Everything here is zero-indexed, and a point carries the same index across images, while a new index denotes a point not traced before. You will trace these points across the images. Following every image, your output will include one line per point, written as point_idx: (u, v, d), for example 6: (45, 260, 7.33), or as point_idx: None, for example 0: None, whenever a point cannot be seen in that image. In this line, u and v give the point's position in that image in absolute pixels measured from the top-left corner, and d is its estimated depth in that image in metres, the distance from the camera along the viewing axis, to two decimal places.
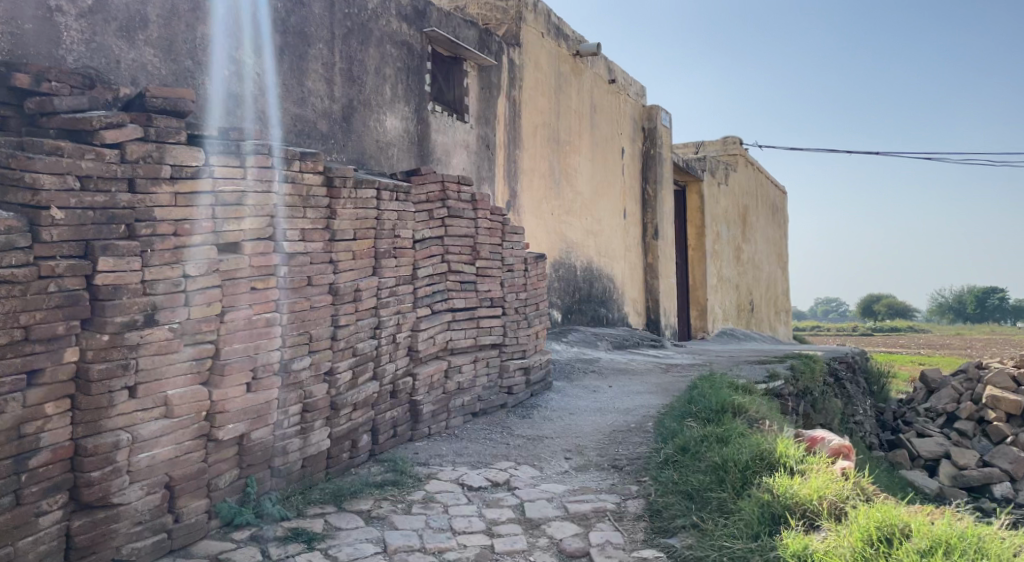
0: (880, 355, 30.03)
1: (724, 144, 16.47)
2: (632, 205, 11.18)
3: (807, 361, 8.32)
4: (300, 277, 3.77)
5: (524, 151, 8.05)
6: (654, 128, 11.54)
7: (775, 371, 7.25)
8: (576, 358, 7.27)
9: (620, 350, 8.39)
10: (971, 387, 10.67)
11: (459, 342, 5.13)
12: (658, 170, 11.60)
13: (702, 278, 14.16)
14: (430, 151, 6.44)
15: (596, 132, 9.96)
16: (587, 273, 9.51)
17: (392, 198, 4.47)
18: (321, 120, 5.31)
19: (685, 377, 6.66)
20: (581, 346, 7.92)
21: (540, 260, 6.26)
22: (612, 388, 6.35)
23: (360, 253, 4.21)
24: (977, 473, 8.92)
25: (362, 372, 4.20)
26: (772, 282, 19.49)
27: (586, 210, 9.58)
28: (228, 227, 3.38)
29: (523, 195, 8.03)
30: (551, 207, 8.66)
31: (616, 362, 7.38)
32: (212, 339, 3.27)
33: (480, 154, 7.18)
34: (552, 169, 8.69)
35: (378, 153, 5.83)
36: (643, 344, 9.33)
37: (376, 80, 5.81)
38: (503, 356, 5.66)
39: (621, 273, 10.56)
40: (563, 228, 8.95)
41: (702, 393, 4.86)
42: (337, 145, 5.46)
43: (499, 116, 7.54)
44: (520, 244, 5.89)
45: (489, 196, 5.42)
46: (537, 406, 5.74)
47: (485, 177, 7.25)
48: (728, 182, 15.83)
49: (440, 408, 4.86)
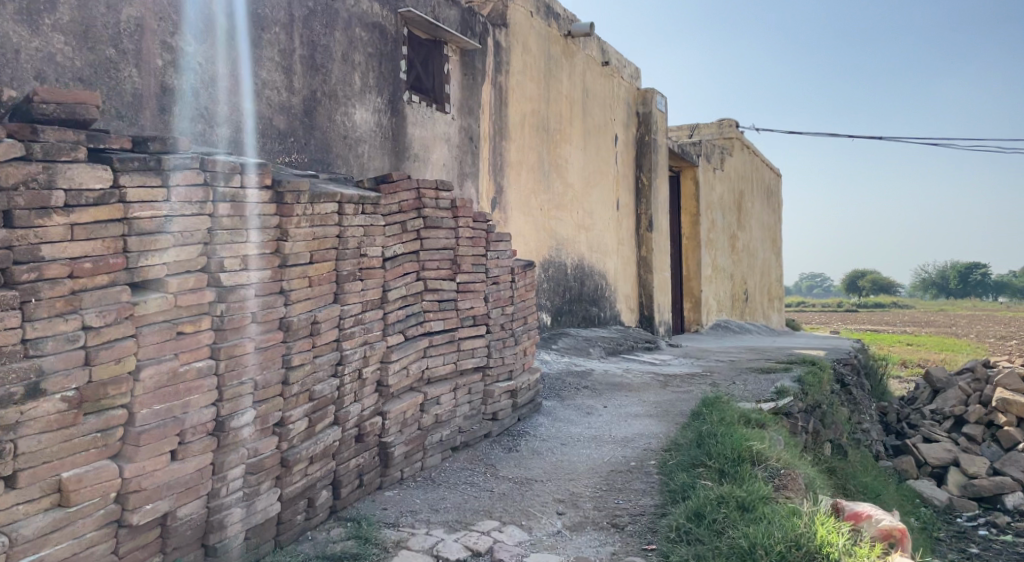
0: (866, 337, 29.88)
1: (719, 127, 15.77)
2: (626, 196, 10.56)
3: (814, 369, 7.78)
4: (241, 314, 3.15)
5: (511, 142, 7.40)
6: (649, 113, 10.86)
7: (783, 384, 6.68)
8: (568, 371, 6.67)
9: (614, 358, 7.81)
10: (980, 388, 10.19)
11: (437, 369, 4.53)
12: (654, 157, 10.94)
13: (696, 269, 13.58)
14: (407, 147, 5.79)
15: (588, 119, 9.30)
16: (578, 271, 8.90)
17: (357, 212, 3.84)
18: (278, 116, 4.66)
19: (687, 394, 6.09)
20: (572, 355, 7.33)
21: (528, 268, 5.65)
22: (607, 409, 5.77)
23: (317, 279, 3.59)
24: (987, 482, 8.46)
25: (320, 418, 3.59)
26: (767, 269, 19.04)
27: (577, 204, 8.94)
28: (145, 262, 2.75)
29: (509, 191, 7.39)
30: (539, 202, 8.02)
31: (611, 374, 6.80)
32: (123, 402, 2.64)
33: (463, 147, 6.53)
34: (541, 161, 8.04)
35: (344, 152, 5.17)
36: (638, 347, 8.75)
37: (344, 68, 5.14)
38: (486, 380, 5.08)
39: (613, 269, 9.95)
40: (553, 224, 8.32)
41: (711, 430, 4.28)
42: (297, 144, 4.80)
43: (485, 105, 6.88)
44: (506, 252, 5.27)
45: (471, 202, 4.79)
46: (524, 435, 5.14)
47: (469, 173, 6.61)
48: (724, 167, 15.21)
49: (415, 447, 4.27)
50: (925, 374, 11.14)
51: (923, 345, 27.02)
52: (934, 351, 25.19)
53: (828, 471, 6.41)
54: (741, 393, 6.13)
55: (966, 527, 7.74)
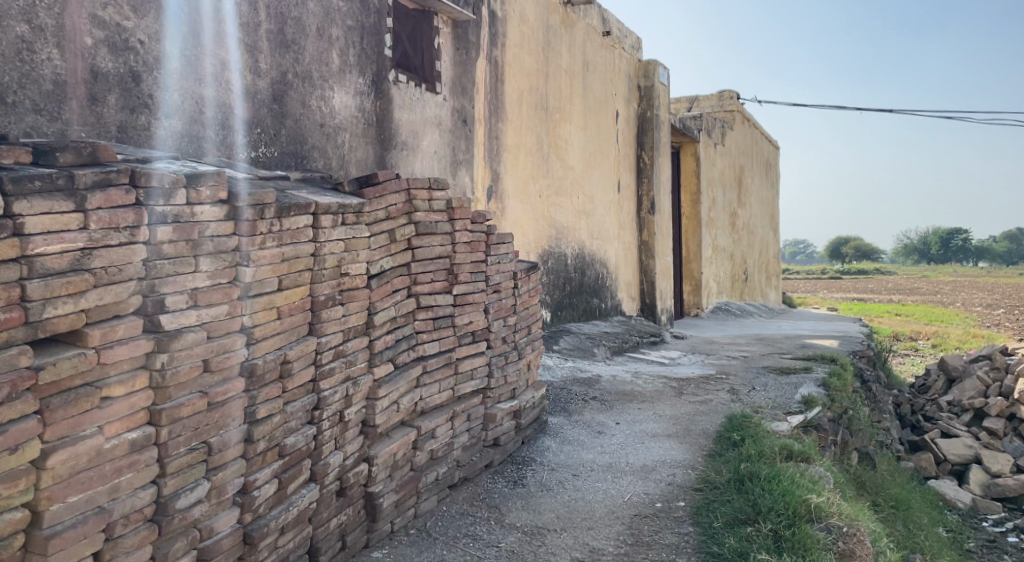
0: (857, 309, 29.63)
1: (719, 99, 15.13)
2: (627, 176, 9.89)
3: (835, 368, 7.24)
4: (190, 364, 2.50)
5: (507, 124, 6.71)
6: (651, 87, 10.16)
7: (808, 390, 6.12)
8: (573, 378, 6.07)
9: (620, 358, 7.22)
10: (1000, 378, 9.71)
11: (431, 399, 3.90)
12: (656, 134, 10.26)
13: (697, 250, 12.98)
14: (393, 133, 5.10)
15: (589, 95, 8.60)
16: (578, 261, 8.28)
17: (335, 224, 3.19)
18: (241, 103, 3.97)
19: (707, 408, 5.51)
20: (576, 357, 6.72)
21: (532, 272, 5.02)
22: (620, 427, 5.17)
23: (287, 310, 2.95)
24: (1013, 482, 8.01)
25: (293, 477, 2.96)
26: (765, 246, 18.48)
27: (578, 189, 8.29)
28: (53, 311, 2.10)
29: (506, 177, 6.71)
30: (539, 189, 7.36)
31: (620, 381, 6.20)
32: (24, 501, 2.01)
33: (456, 131, 5.84)
34: (540, 143, 7.37)
35: (321, 144, 4.49)
36: (643, 343, 8.16)
37: (319, 44, 4.44)
38: (487, 403, 4.46)
39: (614, 257, 9.34)
40: (552, 211, 7.66)
41: (753, 475, 3.70)
42: (264, 135, 4.12)
43: (480, 82, 6.18)
44: (508, 256, 4.64)
45: (469, 201, 4.14)
46: (530, 464, 4.53)
47: (463, 160, 5.93)
48: (724, 142, 14.55)
49: (407, 493, 3.66)
50: (939, 362, 10.66)
51: (915, 316, 26.73)
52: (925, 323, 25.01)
53: (858, 486, 5.89)
54: (766, 406, 5.56)
55: (993, 533, 7.29)
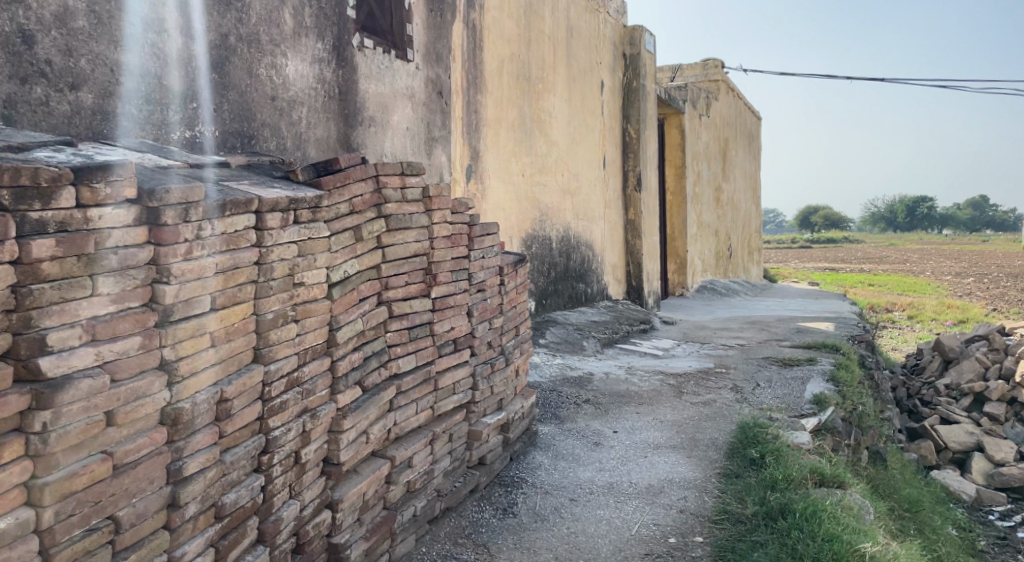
0: (831, 278, 29.63)
1: (703, 68, 14.53)
2: (612, 151, 9.28)
3: (838, 357, 6.78)
4: (85, 420, 1.90)
5: (487, 95, 6.07)
6: (637, 56, 9.52)
7: (818, 387, 5.64)
8: (563, 378, 5.52)
9: (611, 351, 6.68)
10: (1000, 360, 9.35)
11: (407, 422, 3.32)
12: (643, 106, 9.65)
13: (681, 227, 12.48)
14: (359, 108, 4.46)
15: (573, 64, 7.96)
16: (563, 245, 7.70)
17: (284, 224, 2.57)
18: (171, 72, 3.33)
19: (713, 413, 4.98)
20: (565, 352, 6.16)
21: (519, 265, 4.45)
22: (619, 437, 4.62)
23: (224, 334, 2.34)
24: (1017, 471, 7.66)
25: (237, 541, 2.38)
26: (748, 220, 18.03)
27: (562, 167, 7.69)
28: None
29: (486, 155, 6.09)
30: (521, 167, 6.74)
31: (614, 380, 5.66)
32: None
33: (431, 105, 5.20)
34: (522, 117, 6.74)
35: (273, 121, 3.84)
36: (634, 331, 7.63)
37: (268, 3, 3.77)
38: (470, 419, 3.90)
39: (600, 238, 8.77)
40: (536, 191, 7.06)
41: (789, 509, 3.22)
42: (202, 112, 3.48)
43: (457, 49, 5.52)
44: (491, 249, 4.07)
45: (446, 188, 3.54)
46: (521, 486, 3.97)
47: (439, 137, 5.29)
48: (709, 113, 13.98)
49: (380, 538, 3.09)
50: (935, 343, 10.28)
51: (889, 285, 26.66)
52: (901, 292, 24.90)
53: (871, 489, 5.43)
54: (776, 409, 5.07)
55: (1001, 528, 6.92)
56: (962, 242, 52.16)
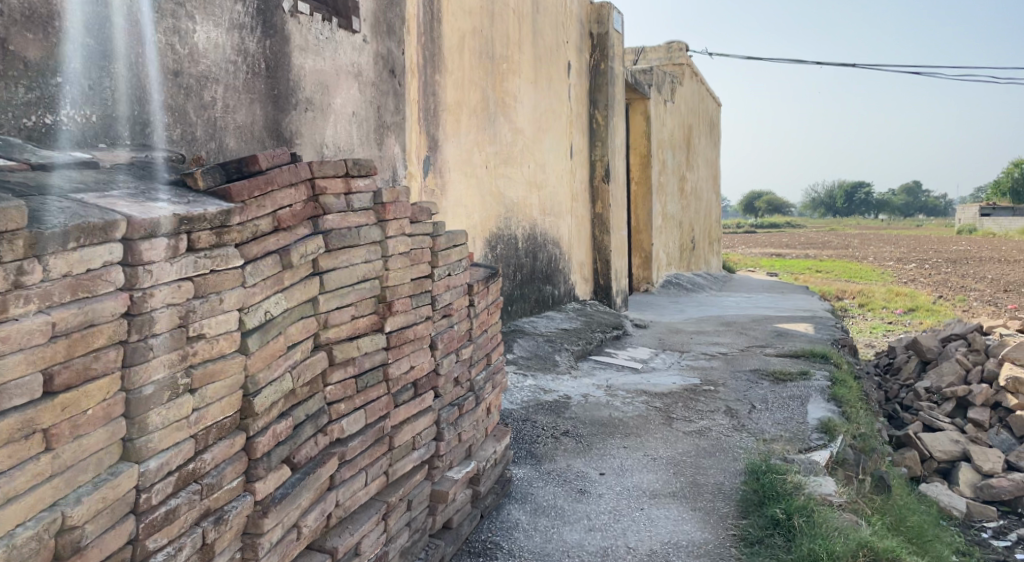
0: (781, 264, 29.63)
1: (667, 50, 13.89)
2: (579, 139, 8.55)
3: (832, 368, 6.21)
4: None
5: (446, 75, 5.27)
6: (605, 34, 8.78)
7: (822, 410, 5.04)
8: (537, 405, 4.79)
9: (586, 364, 5.98)
10: (982, 362, 8.98)
11: (354, 498, 2.54)
12: (610, 90, 8.92)
13: (647, 219, 11.88)
14: (293, 87, 3.62)
15: (539, 42, 7.18)
16: (529, 244, 6.97)
17: (172, 254, 1.79)
18: (21, 34, 2.51)
19: (712, 449, 4.32)
20: (536, 369, 5.43)
21: (489, 282, 3.71)
22: (607, 481, 3.92)
23: (71, 428, 1.56)
24: (1008, 484, 7.23)
25: None
26: (708, 210, 17.59)
27: (528, 157, 6.93)
28: None
29: (447, 144, 5.30)
30: (485, 158, 5.97)
31: (594, 404, 4.95)
32: None
33: (382, 85, 4.37)
34: (486, 101, 5.96)
35: (175, 104, 3.03)
36: (607, 339, 6.95)
37: None
38: (433, 476, 3.14)
39: (567, 235, 8.06)
40: (500, 184, 6.29)
41: None
42: (68, 89, 2.68)
43: (411, 19, 4.70)
44: (456, 266, 3.35)
45: (397, 195, 2.80)
46: (495, 556, 3.22)
47: (392, 124, 4.47)
48: (674, 99, 13.35)
49: None
50: (911, 343, 9.86)
51: (837, 272, 26.72)
52: (851, 279, 24.92)
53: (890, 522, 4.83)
54: (781, 441, 4.43)
55: (998, 548, 6.45)
56: (905, 227, 53.11)
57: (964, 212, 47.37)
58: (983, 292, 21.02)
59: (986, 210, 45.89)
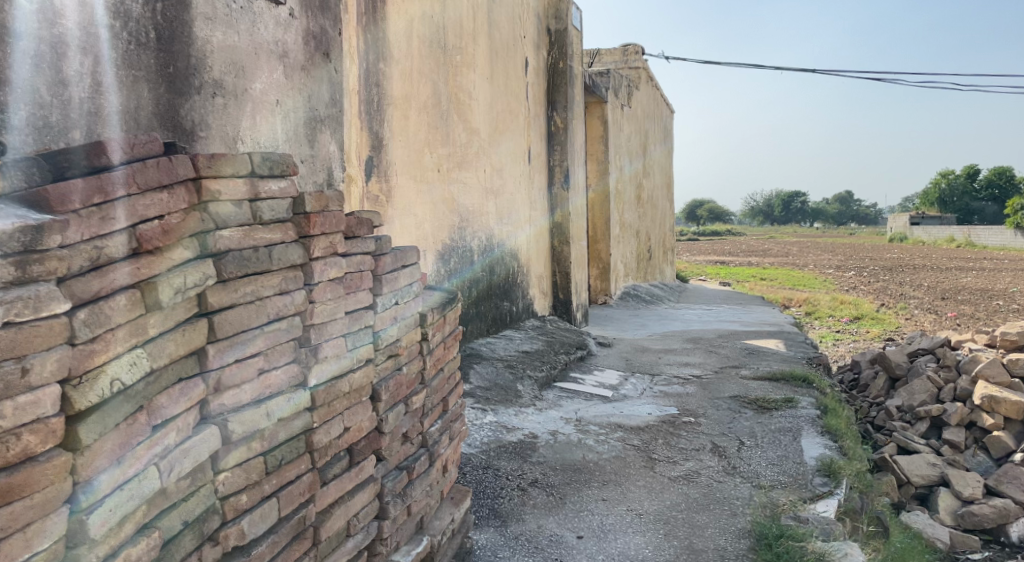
0: (727, 272, 29.62)
1: (623, 54, 13.42)
2: (537, 142, 7.91)
3: (816, 395, 5.64)
4: None
5: (392, 64, 4.55)
6: (564, 31, 8.17)
7: (818, 447, 4.46)
8: (499, 448, 4.10)
9: (551, 394, 5.31)
10: (953, 379, 8.48)
11: None
12: (570, 90, 8.31)
13: (605, 228, 11.33)
14: (194, 66, 2.88)
15: (495, 33, 6.52)
16: (485, 257, 6.29)
17: None
18: None
19: (705, 501, 3.69)
20: (496, 402, 4.74)
21: (445, 311, 3.03)
22: (587, 547, 3.25)
23: None
24: (991, 510, 6.07)
25: None
26: (663, 219, 17.20)
27: (484, 161, 6.25)
28: None
29: (392, 144, 4.59)
30: (436, 160, 5.27)
31: (564, 444, 4.28)
32: None
33: (314, 69, 3.63)
34: (438, 97, 5.26)
35: (21, 80, 2.29)
36: (571, 361, 6.30)
37: None
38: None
39: (525, 246, 7.42)
40: (453, 190, 5.60)
41: None
42: None
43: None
44: (404, 294, 2.68)
45: (323, 207, 2.14)
46: None
47: (326, 118, 3.73)
48: (630, 104, 12.85)
49: None
50: (878, 358, 9.39)
51: (780, 279, 26.77)
52: (799, 287, 24.91)
53: None
54: (782, 488, 3.83)
55: None
56: (843, 236, 54.17)
57: (898, 222, 48.48)
58: (921, 300, 21.13)
59: (918, 220, 47.10)
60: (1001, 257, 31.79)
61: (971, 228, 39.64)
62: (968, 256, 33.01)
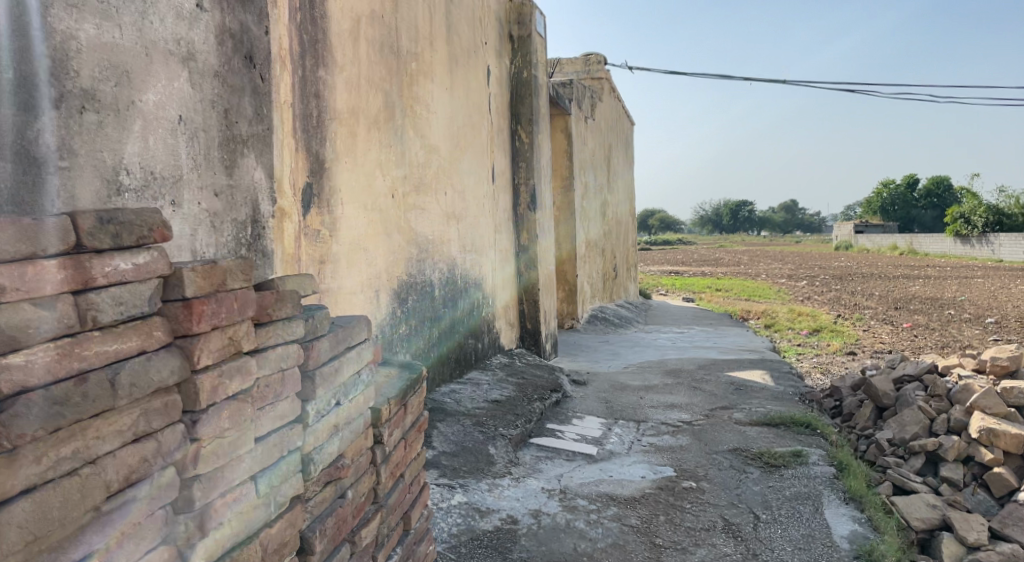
0: (682, 283, 29.24)
1: (585, 63, 12.80)
2: (501, 159, 7.19)
3: (826, 446, 4.97)
4: None
5: (334, 71, 3.79)
6: (528, 36, 7.48)
7: (847, 522, 3.77)
8: (473, 543, 3.33)
9: (526, 455, 4.58)
10: None
11: None
12: (535, 101, 7.61)
13: (570, 249, 10.68)
14: (42, 71, 2.10)
15: (453, 39, 5.79)
16: (447, 292, 5.54)
17: None
18: None
19: None
20: (465, 475, 3.96)
21: (406, 401, 2.31)
22: None
23: None
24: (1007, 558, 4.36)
25: None
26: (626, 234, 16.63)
27: (444, 182, 5.50)
28: None
29: (337, 167, 3.81)
30: (390, 184, 4.51)
31: (549, 531, 3.53)
32: None
33: (233, 76, 2.84)
34: (390, 109, 4.50)
35: None
36: (545, 409, 5.56)
37: None
38: None
39: (491, 275, 6.70)
40: (410, 218, 4.83)
41: None
42: None
43: None
44: (351, 387, 2.06)
45: (212, 282, 1.65)
46: None
47: (249, 138, 2.94)
48: (593, 116, 12.22)
49: None
50: None
51: (736, 290, 26.44)
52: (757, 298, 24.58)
53: None
54: None
55: None
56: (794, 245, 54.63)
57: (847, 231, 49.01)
58: (877, 310, 20.87)
59: (861, 229, 47.73)
60: (949, 264, 31.98)
61: (916, 236, 40.13)
62: (916, 264, 33.27)
